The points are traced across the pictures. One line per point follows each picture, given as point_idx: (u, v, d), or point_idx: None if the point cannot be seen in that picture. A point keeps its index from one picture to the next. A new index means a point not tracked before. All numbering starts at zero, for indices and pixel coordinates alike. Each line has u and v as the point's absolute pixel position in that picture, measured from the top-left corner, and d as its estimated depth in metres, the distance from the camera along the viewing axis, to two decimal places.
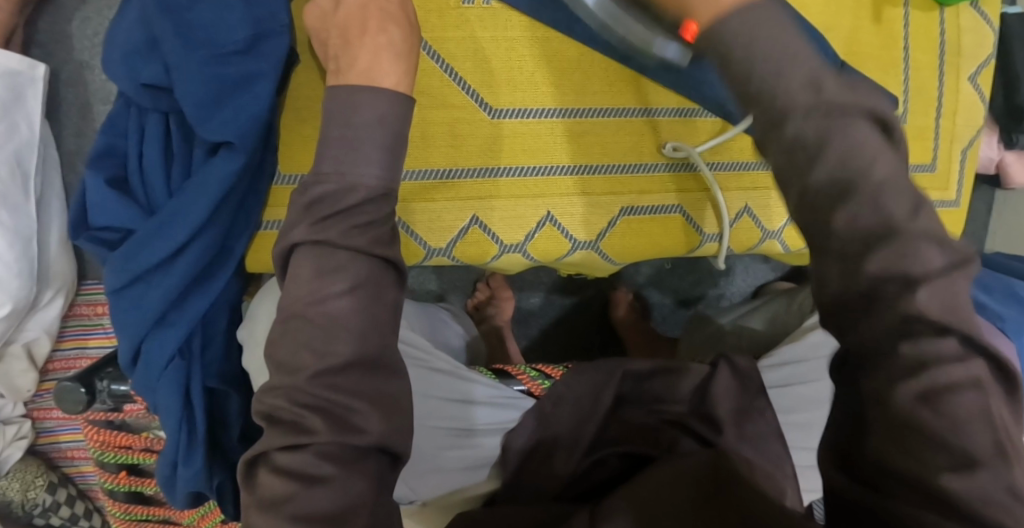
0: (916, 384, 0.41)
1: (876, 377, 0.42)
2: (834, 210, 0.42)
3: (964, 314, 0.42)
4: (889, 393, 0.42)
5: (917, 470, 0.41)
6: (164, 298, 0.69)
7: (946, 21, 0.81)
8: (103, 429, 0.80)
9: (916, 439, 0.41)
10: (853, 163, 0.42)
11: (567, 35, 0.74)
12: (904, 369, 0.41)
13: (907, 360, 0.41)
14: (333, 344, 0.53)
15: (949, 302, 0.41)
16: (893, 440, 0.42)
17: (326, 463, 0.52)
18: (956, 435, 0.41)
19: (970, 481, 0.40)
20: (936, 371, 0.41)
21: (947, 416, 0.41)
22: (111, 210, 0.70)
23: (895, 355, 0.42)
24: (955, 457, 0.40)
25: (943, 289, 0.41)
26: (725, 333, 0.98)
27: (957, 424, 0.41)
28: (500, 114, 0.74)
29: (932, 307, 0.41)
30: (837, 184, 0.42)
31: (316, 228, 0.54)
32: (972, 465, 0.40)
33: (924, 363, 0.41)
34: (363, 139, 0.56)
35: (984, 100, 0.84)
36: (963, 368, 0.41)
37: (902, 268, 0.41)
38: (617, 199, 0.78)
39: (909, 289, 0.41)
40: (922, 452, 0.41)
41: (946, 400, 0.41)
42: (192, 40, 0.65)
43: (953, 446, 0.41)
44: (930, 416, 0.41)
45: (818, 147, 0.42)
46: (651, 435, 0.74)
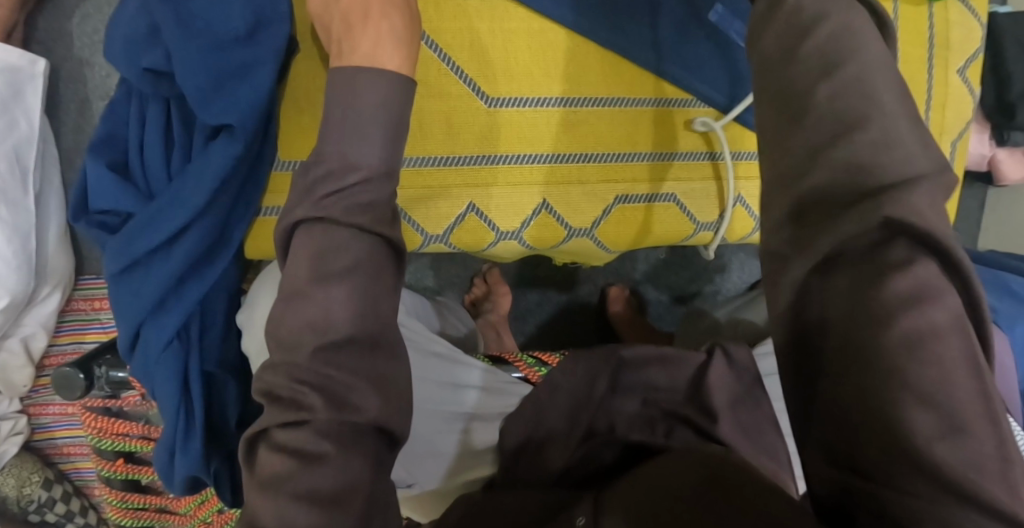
0: (889, 333, 0.38)
1: (855, 318, 0.39)
2: (817, 82, 0.42)
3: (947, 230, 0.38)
4: (869, 341, 0.38)
5: (904, 432, 0.37)
6: (164, 282, 0.70)
7: (935, 15, 0.82)
8: (101, 416, 0.80)
9: (899, 394, 0.37)
10: (848, 51, 0.42)
11: (563, 25, 0.75)
12: (881, 314, 0.38)
13: (892, 297, 0.38)
14: (333, 321, 0.54)
15: (934, 216, 0.38)
16: (877, 397, 0.38)
17: (325, 441, 0.52)
18: (941, 392, 0.36)
19: (959, 445, 0.36)
20: (919, 312, 0.37)
21: (932, 366, 0.37)
22: (110, 195, 0.70)
23: (880, 291, 0.38)
24: (942, 417, 0.36)
25: (924, 198, 0.38)
26: (721, 327, 0.99)
27: (944, 376, 0.37)
28: (497, 102, 0.75)
29: (917, 218, 0.37)
30: (824, 58, 0.42)
31: (317, 207, 0.54)
32: (962, 427, 0.36)
33: (908, 302, 0.38)
34: (365, 121, 0.57)
35: (972, 92, 0.85)
36: (944, 309, 0.38)
37: (877, 165, 0.39)
38: (612, 188, 0.79)
39: (891, 194, 0.38)
40: (903, 408, 0.37)
41: (930, 349, 0.37)
42: (192, 27, 0.66)
43: (942, 407, 0.36)
44: (913, 368, 0.37)
45: (812, 23, 0.44)
46: (645, 424, 0.73)
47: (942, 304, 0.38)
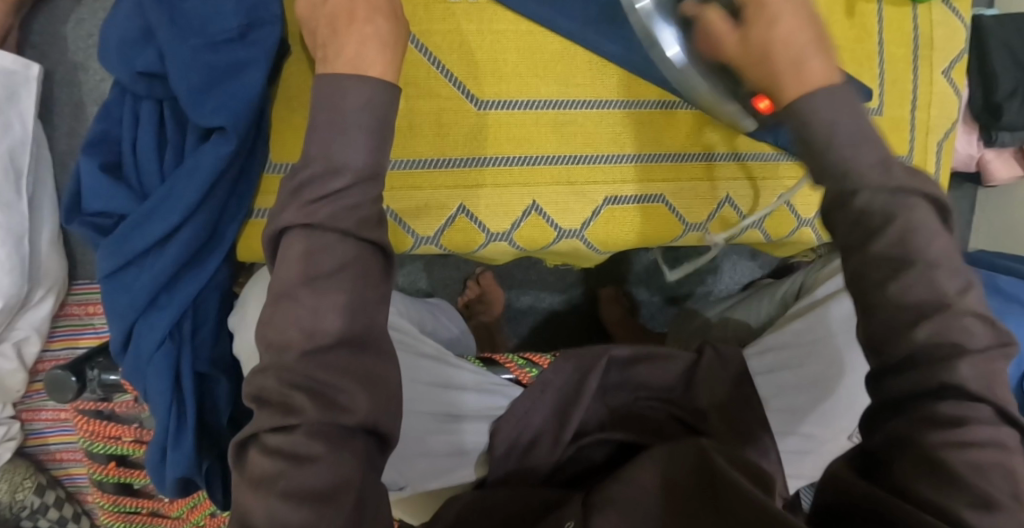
0: (948, 431, 0.46)
1: (911, 426, 0.48)
2: (887, 283, 0.49)
3: (999, 386, 0.48)
4: (918, 434, 0.47)
5: (939, 503, 0.45)
6: (156, 281, 0.70)
7: (918, 17, 0.83)
8: (92, 420, 0.80)
9: (946, 479, 0.46)
10: (916, 252, 0.49)
11: (550, 28, 0.76)
12: (941, 420, 0.47)
13: (944, 414, 0.47)
14: (322, 323, 0.55)
15: (981, 376, 0.48)
16: (923, 478, 0.46)
17: (315, 443, 0.53)
18: (977, 477, 0.45)
19: (988, 516, 0.44)
20: (976, 448, 0.46)
21: (975, 464, 0.46)
22: (104, 195, 0.71)
23: (931, 404, 0.48)
24: (979, 498, 0.45)
25: (983, 365, 0.48)
26: (710, 326, 1.00)
27: (982, 472, 0.46)
28: (486, 105, 0.76)
29: (970, 379, 0.47)
30: (893, 260, 0.49)
31: (305, 211, 0.55)
32: (996, 506, 0.45)
33: (962, 418, 0.47)
34: (352, 124, 0.57)
35: (958, 93, 0.86)
36: (981, 426, 0.47)
37: (947, 339, 0.47)
38: (600, 189, 0.79)
39: (947, 361, 0.47)
40: (950, 490, 0.45)
41: (974, 451, 0.46)
42: (185, 28, 0.67)
43: (976, 489, 0.45)
44: (957, 459, 0.46)
45: (882, 222, 0.50)
46: (637, 420, 0.77)
47: (987, 428, 0.47)
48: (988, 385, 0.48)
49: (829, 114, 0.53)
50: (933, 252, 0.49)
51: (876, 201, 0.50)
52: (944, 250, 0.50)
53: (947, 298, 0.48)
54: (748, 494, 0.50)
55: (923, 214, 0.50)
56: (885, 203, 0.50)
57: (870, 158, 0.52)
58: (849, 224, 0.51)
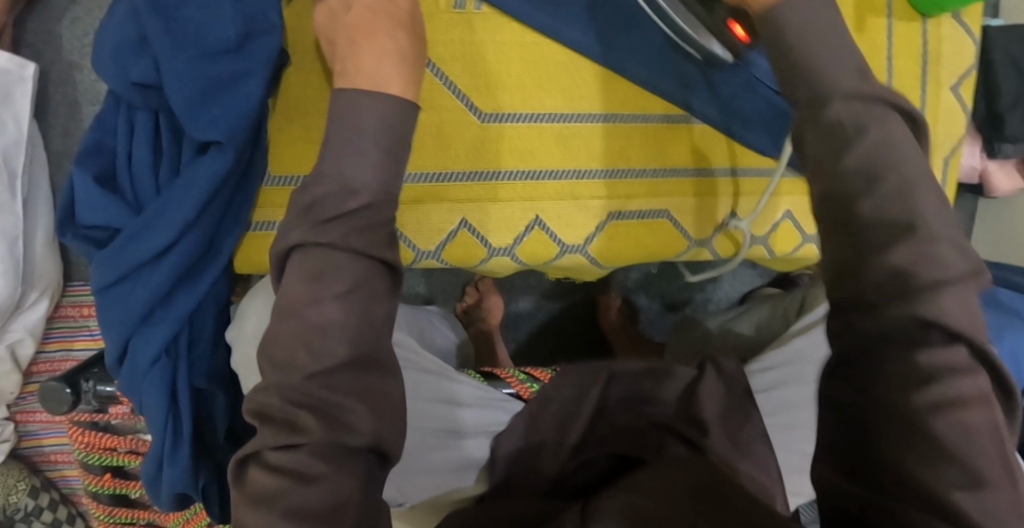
0: (926, 392, 0.44)
1: (899, 391, 0.45)
2: (863, 195, 0.47)
3: (979, 325, 0.45)
4: (903, 403, 0.44)
5: (927, 483, 0.43)
6: (152, 296, 0.69)
7: (927, 32, 0.82)
8: (88, 431, 0.78)
9: (935, 454, 0.43)
10: (888, 166, 0.47)
11: (556, 39, 0.75)
12: (918, 378, 0.44)
13: (925, 368, 0.44)
14: (329, 344, 0.54)
15: (961, 312, 0.45)
16: (913, 456, 0.44)
17: (318, 462, 0.53)
18: (965, 450, 0.43)
19: (978, 495, 0.42)
20: (958, 412, 0.43)
21: (961, 430, 0.43)
22: (99, 208, 0.70)
23: (913, 361, 0.45)
24: (967, 473, 0.43)
25: (960, 293, 0.45)
26: (709, 337, 1.00)
27: (969, 440, 0.43)
28: (490, 118, 0.75)
29: (951, 312, 0.44)
30: (868, 171, 0.47)
31: (315, 230, 0.55)
32: (982, 483, 0.43)
33: (945, 373, 0.44)
34: (363, 142, 0.57)
35: (965, 109, 0.84)
36: (963, 383, 0.44)
37: (920, 267, 0.45)
38: (605, 204, 0.78)
39: (926, 295, 0.44)
40: (938, 468, 0.43)
41: (957, 413, 0.43)
42: (181, 38, 0.66)
43: (965, 464, 0.43)
44: (943, 430, 0.43)
45: (854, 132, 0.48)
46: (637, 435, 0.74)
47: (969, 379, 0.44)
48: (968, 321, 0.45)
49: (802, 25, 0.52)
50: (905, 168, 0.47)
51: (847, 112, 0.48)
52: (917, 169, 0.47)
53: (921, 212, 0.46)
54: (752, 499, 0.55)
55: (891, 127, 0.48)
56: (855, 114, 0.48)
57: (845, 68, 0.50)
58: (821, 134, 0.49)
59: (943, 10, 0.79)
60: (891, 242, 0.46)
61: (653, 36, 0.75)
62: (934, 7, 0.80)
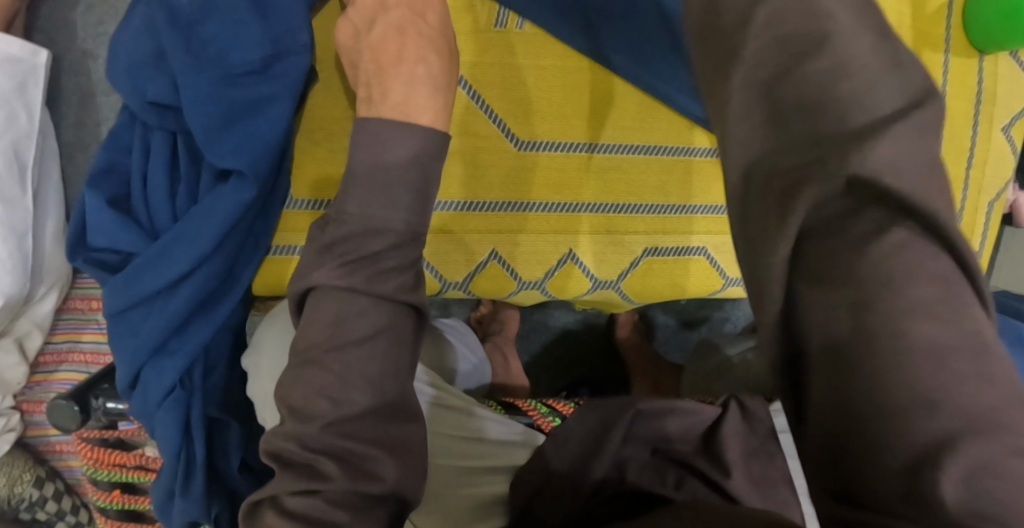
0: (872, 317, 0.35)
1: (856, 325, 0.35)
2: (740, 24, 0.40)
3: (926, 187, 0.36)
4: (848, 348, 0.35)
5: (896, 447, 0.33)
6: (164, 325, 0.67)
7: (984, 70, 0.79)
8: (97, 448, 0.76)
9: (898, 402, 0.33)
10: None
11: (602, 67, 0.72)
12: (859, 303, 0.35)
13: (870, 270, 0.35)
14: (350, 393, 0.52)
15: (907, 169, 0.36)
16: (872, 410, 0.34)
17: (338, 510, 0.51)
18: (938, 387, 0.33)
19: (965, 444, 0.31)
20: (909, 332, 0.34)
21: (931, 355, 0.33)
22: (111, 233, 0.68)
23: (854, 274, 0.35)
24: (946, 419, 0.32)
25: (903, 133, 0.37)
26: (731, 368, 0.97)
27: (939, 369, 0.33)
28: (527, 146, 0.72)
29: (891, 164, 0.36)
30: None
31: (339, 271, 0.53)
32: (967, 429, 0.32)
33: (892, 280, 0.35)
34: (390, 179, 0.54)
35: (1016, 151, 0.82)
36: (924, 285, 0.35)
37: (831, 106, 0.38)
38: (640, 239, 0.76)
39: (860, 148, 0.36)
40: (907, 417, 0.33)
41: (913, 337, 0.34)
42: (201, 57, 0.63)
43: (943, 407, 0.32)
44: (908, 363, 0.33)
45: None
46: (654, 472, 0.72)
47: (931, 278, 0.35)
48: (911, 178, 0.36)
49: None
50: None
51: None
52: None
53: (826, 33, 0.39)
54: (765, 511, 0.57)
55: None
56: None
57: None
58: None
59: (1004, 48, 0.76)
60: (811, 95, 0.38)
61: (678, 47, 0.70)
62: (994, 46, 0.76)
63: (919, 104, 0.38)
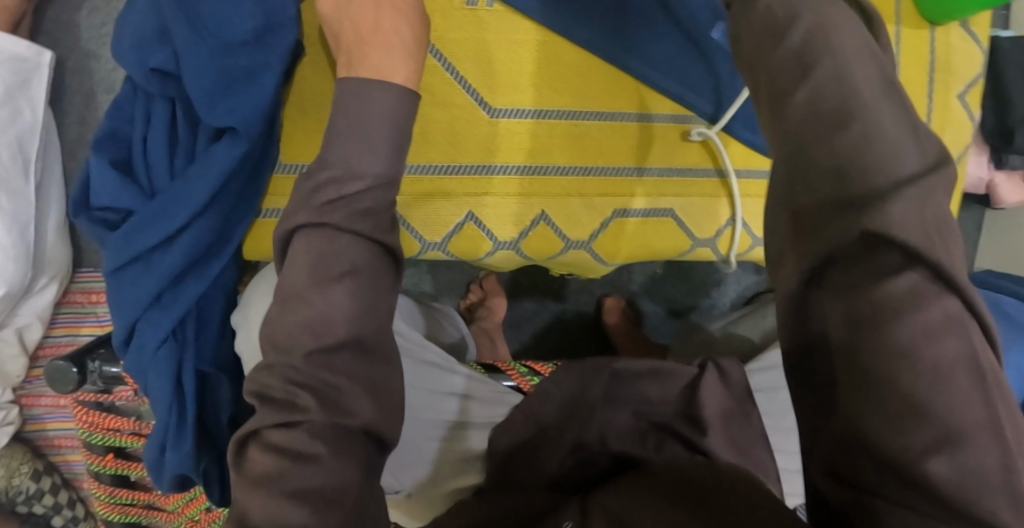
0: (886, 333, 0.37)
1: (867, 338, 0.37)
2: None
3: (936, 235, 0.37)
4: (864, 353, 0.37)
5: (895, 452, 0.36)
6: (161, 280, 0.71)
7: (936, 40, 0.83)
8: (93, 411, 0.82)
9: (898, 412, 0.36)
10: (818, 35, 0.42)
11: (571, 41, 0.77)
12: (874, 321, 0.37)
13: (886, 300, 0.37)
14: (329, 325, 0.55)
15: (922, 223, 0.37)
16: (874, 415, 0.37)
17: (318, 442, 0.54)
18: (940, 402, 0.36)
19: (956, 459, 0.35)
20: (923, 351, 0.36)
21: (930, 373, 0.36)
22: (113, 192, 0.72)
23: (870, 298, 0.37)
24: (937, 433, 0.36)
25: (918, 195, 0.37)
26: (714, 341, 1.01)
27: (942, 384, 0.36)
28: (498, 114, 0.77)
29: (903, 223, 0.36)
30: (799, 60, 0.41)
31: (319, 212, 0.57)
32: (957, 439, 0.35)
33: (905, 305, 0.36)
34: (368, 131, 0.59)
35: (973, 117, 0.86)
36: (932, 312, 0.36)
37: (850, 153, 0.38)
38: (610, 201, 0.81)
39: (873, 204, 0.37)
40: (906, 429, 0.36)
41: (922, 354, 0.36)
42: (201, 31, 0.68)
43: (937, 420, 0.36)
44: (911, 380, 0.36)
45: (788, 25, 0.43)
46: (637, 436, 0.74)
47: (945, 308, 0.36)
48: (922, 231, 0.37)
49: None
50: None
51: None
52: None
53: (854, 95, 0.39)
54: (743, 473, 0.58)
55: None
56: None
57: None
58: None
59: (953, 19, 0.80)
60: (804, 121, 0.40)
61: (667, 30, 0.78)
62: (943, 16, 0.80)
63: (905, 127, 0.39)
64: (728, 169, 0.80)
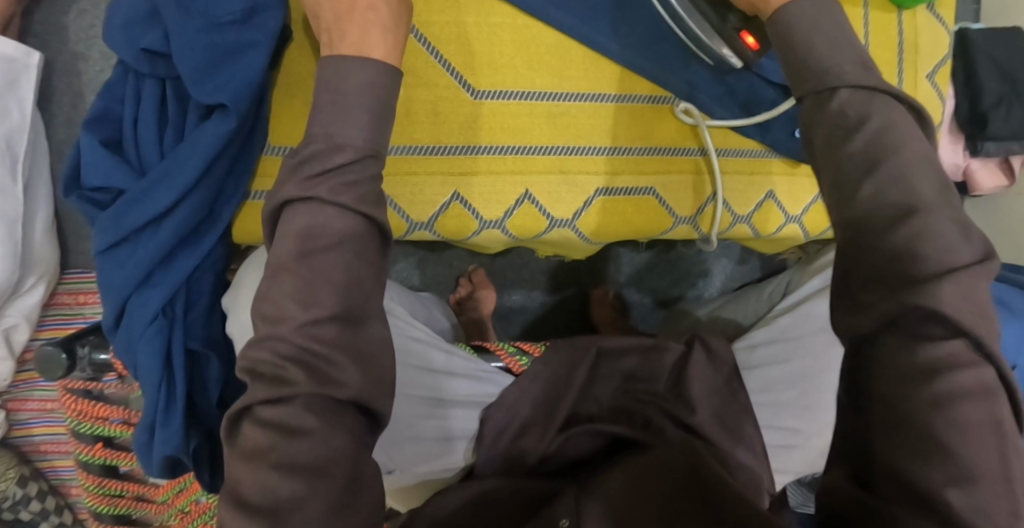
0: (925, 386, 0.48)
1: (906, 388, 0.49)
2: None
3: (979, 319, 0.48)
4: (905, 399, 0.49)
5: (921, 479, 0.47)
6: (151, 258, 0.74)
7: (903, 22, 0.87)
8: (81, 399, 0.85)
9: (926, 447, 0.47)
10: (889, 147, 0.52)
11: (548, 23, 0.80)
12: (916, 375, 0.48)
13: (925, 360, 0.48)
14: (316, 296, 0.56)
15: (967, 304, 0.48)
16: (906, 449, 0.48)
17: (309, 415, 0.54)
18: (962, 448, 0.47)
19: (970, 492, 0.46)
20: (956, 406, 0.47)
21: (954, 423, 0.47)
22: (104, 171, 0.74)
23: (912, 357, 0.49)
24: (957, 470, 0.46)
25: (963, 282, 0.48)
26: (699, 325, 1.03)
27: (964, 433, 0.47)
28: (481, 95, 0.80)
29: (950, 302, 0.48)
30: (868, 157, 0.52)
31: (305, 185, 0.58)
32: (974, 477, 0.46)
33: (940, 367, 0.48)
34: (351, 105, 0.60)
35: (942, 97, 0.90)
36: (967, 376, 0.48)
37: (918, 241, 0.49)
38: (593, 180, 0.84)
39: (927, 285, 0.48)
40: (931, 463, 0.47)
41: (954, 407, 0.47)
42: (190, 9, 0.70)
43: (959, 459, 0.47)
44: (940, 426, 0.47)
45: (859, 123, 0.54)
46: (626, 415, 0.74)
47: (976, 377, 0.48)
48: (966, 310, 0.48)
49: None
50: None
51: None
52: None
53: (917, 194, 0.51)
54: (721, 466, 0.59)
55: None
56: None
57: None
58: None
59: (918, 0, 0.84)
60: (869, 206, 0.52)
61: (645, 18, 0.81)
62: None
63: (954, 226, 0.50)
64: (709, 147, 0.84)
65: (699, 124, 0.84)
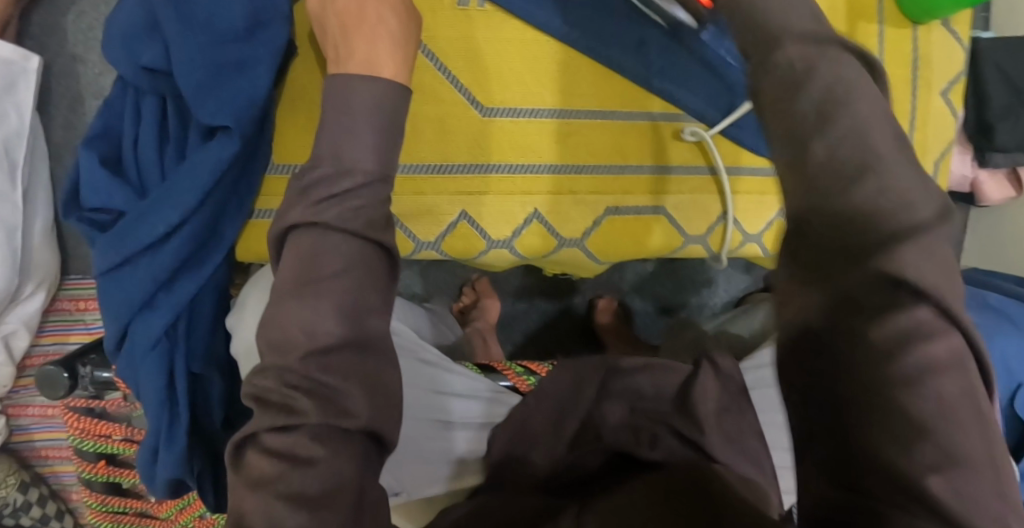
0: (896, 360, 0.38)
1: (873, 369, 0.38)
2: None
3: (947, 282, 0.39)
4: (879, 376, 0.38)
5: (897, 465, 0.38)
6: (153, 279, 0.73)
7: (918, 38, 0.86)
8: (83, 417, 0.86)
9: (907, 431, 0.38)
10: (841, 100, 0.40)
11: (557, 40, 0.80)
12: (883, 350, 0.38)
13: (890, 333, 0.38)
14: (322, 324, 0.54)
15: (936, 267, 0.39)
16: (885, 435, 0.38)
17: (317, 445, 0.53)
18: (946, 431, 0.37)
19: (954, 478, 0.37)
20: (934, 381, 0.38)
21: (931, 401, 0.38)
22: (105, 191, 0.73)
23: (877, 330, 0.38)
24: (939, 453, 0.37)
25: (928, 247, 0.38)
26: (703, 338, 1.02)
27: (947, 414, 0.37)
28: (490, 113, 0.79)
29: (916, 267, 0.38)
30: (819, 114, 0.41)
31: (312, 210, 0.56)
32: (956, 461, 0.37)
33: (909, 338, 0.38)
34: (358, 125, 0.59)
35: (954, 112, 0.88)
36: (942, 345, 0.38)
37: (878, 206, 0.39)
38: (602, 200, 0.83)
39: (889, 247, 0.38)
40: (909, 448, 0.37)
41: (927, 383, 0.38)
42: (192, 25, 0.68)
43: (943, 444, 0.37)
44: (919, 408, 0.38)
45: (805, 75, 0.42)
46: (632, 433, 0.71)
47: (949, 345, 0.38)
48: (934, 273, 0.38)
49: None
50: None
51: None
52: None
53: (876, 152, 0.40)
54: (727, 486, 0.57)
55: None
56: None
57: None
58: None
59: (934, 17, 0.83)
60: (824, 171, 0.40)
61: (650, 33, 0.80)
62: (925, 15, 0.84)
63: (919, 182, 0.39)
64: (719, 166, 0.83)
65: (705, 140, 0.83)
